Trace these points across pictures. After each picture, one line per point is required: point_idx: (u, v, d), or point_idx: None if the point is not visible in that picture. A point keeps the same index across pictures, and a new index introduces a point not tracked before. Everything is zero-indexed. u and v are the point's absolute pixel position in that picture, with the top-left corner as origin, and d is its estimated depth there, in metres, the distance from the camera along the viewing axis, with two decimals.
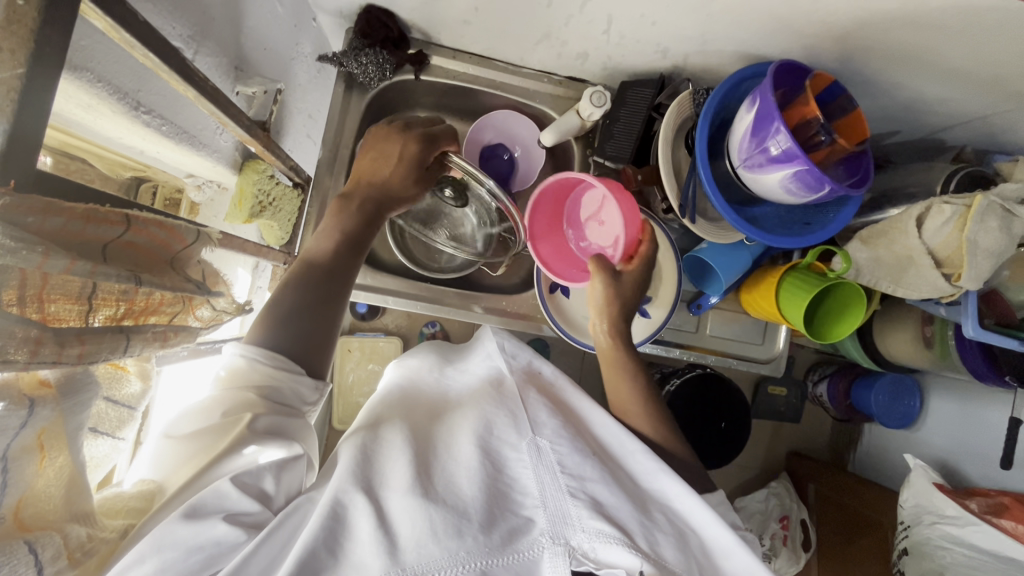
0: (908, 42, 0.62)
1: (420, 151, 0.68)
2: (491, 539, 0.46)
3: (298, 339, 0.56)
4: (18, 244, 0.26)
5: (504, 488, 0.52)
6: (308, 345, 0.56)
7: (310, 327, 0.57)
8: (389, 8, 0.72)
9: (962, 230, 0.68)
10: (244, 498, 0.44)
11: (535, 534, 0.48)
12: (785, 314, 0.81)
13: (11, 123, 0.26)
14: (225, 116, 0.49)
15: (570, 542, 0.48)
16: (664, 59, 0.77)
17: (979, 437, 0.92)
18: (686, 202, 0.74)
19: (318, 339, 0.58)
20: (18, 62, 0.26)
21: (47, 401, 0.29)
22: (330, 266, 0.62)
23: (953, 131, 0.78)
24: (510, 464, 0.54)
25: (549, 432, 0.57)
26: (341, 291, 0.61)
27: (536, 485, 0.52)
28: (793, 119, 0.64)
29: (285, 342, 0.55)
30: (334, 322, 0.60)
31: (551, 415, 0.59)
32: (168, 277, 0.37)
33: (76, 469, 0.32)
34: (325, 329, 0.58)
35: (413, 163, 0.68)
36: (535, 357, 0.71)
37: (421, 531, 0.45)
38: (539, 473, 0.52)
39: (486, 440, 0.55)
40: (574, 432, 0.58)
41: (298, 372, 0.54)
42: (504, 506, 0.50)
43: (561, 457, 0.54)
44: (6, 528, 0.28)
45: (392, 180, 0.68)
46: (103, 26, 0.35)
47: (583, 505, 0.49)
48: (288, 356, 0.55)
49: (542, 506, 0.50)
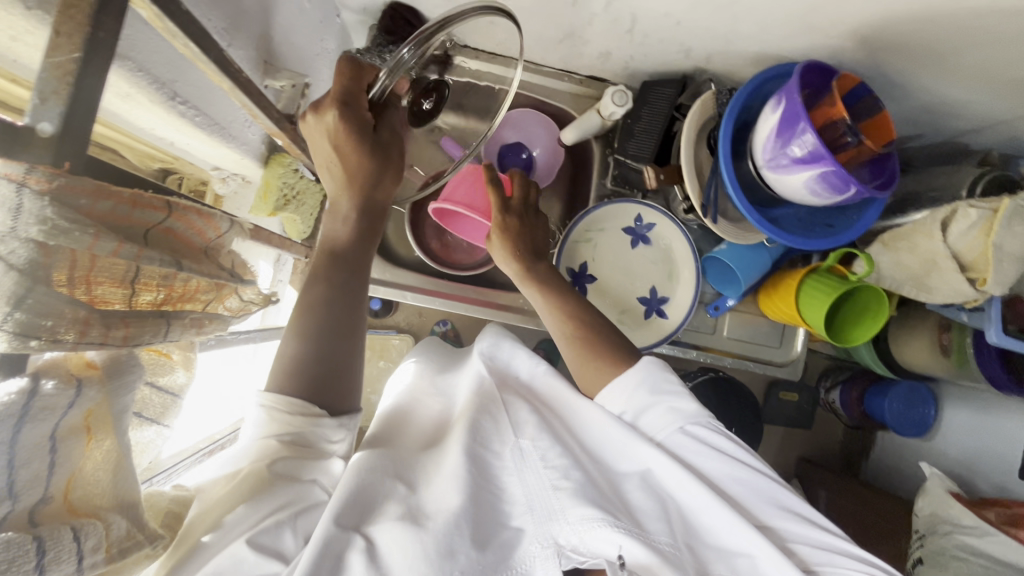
0: (937, 44, 0.61)
1: (352, 121, 0.53)
2: (483, 557, 0.47)
3: (317, 377, 0.53)
4: (71, 225, 0.26)
5: (494, 500, 0.54)
6: (329, 382, 0.54)
7: (329, 361, 0.54)
8: (412, 5, 0.73)
9: (988, 235, 0.66)
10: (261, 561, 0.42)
11: (525, 544, 0.50)
12: (804, 315, 0.80)
13: (66, 106, 0.27)
14: (257, 108, 0.50)
15: (558, 541, 0.50)
16: (687, 59, 0.77)
17: (997, 445, 0.90)
18: (708, 202, 0.73)
19: (340, 375, 0.55)
20: (75, 46, 0.26)
21: (92, 382, 0.30)
22: (348, 257, 0.60)
23: (977, 135, 0.77)
24: (498, 473, 0.56)
25: (530, 430, 0.59)
26: (359, 310, 0.59)
27: (522, 491, 0.54)
28: (818, 120, 0.64)
29: (314, 353, 0.54)
30: (355, 352, 0.57)
31: (530, 412, 0.62)
32: (204, 264, 0.37)
33: (121, 453, 0.33)
34: (345, 358, 0.55)
35: (355, 129, 0.53)
36: (518, 350, 0.71)
37: (412, 558, 0.45)
38: (523, 477, 0.55)
39: (474, 449, 0.57)
40: (555, 430, 0.60)
41: (320, 414, 0.51)
42: (494, 519, 0.52)
43: (543, 452, 0.56)
44: (56, 508, 0.29)
45: (353, 168, 0.57)
46: (148, 16, 0.35)
47: (565, 495, 0.52)
48: (310, 372, 0.53)
49: (530, 511, 0.52)
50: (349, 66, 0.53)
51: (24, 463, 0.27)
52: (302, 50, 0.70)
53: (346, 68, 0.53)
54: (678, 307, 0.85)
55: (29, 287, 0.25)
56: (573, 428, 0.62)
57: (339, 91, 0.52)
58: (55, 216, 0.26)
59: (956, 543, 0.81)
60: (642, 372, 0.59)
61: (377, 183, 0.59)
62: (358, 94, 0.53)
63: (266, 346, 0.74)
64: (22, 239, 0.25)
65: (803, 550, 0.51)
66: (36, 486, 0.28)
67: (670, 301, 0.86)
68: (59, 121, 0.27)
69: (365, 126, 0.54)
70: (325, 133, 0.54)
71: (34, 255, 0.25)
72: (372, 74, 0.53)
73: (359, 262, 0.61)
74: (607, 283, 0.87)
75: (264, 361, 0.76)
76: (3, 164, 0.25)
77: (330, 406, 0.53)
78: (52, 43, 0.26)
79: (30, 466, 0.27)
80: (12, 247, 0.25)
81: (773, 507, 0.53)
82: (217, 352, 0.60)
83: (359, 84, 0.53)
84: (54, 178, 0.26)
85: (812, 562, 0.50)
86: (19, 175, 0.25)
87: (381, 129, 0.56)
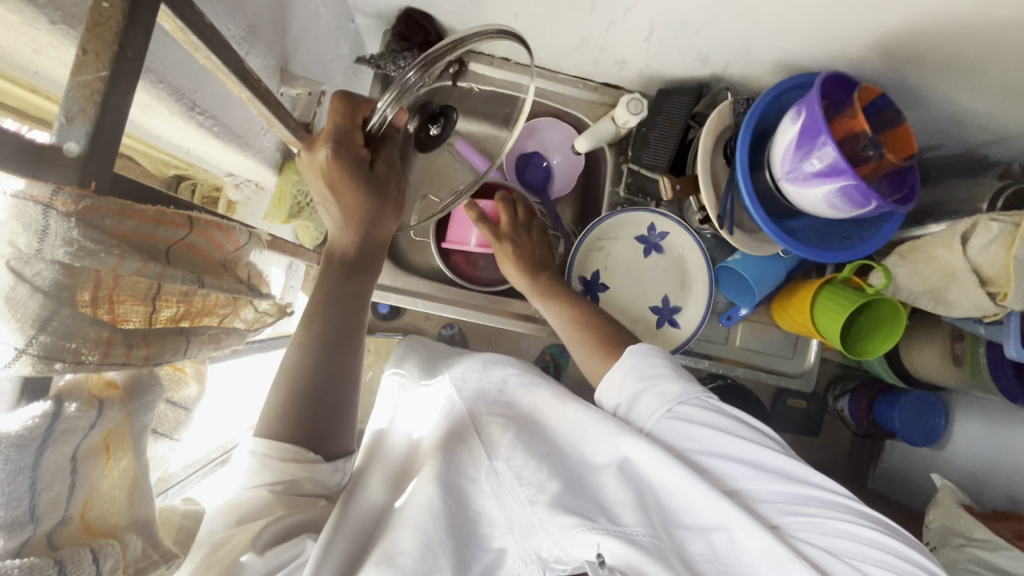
0: (961, 56, 0.60)
1: (346, 158, 0.53)
2: None
3: (313, 414, 0.53)
4: (97, 246, 0.26)
5: (472, 525, 0.53)
6: (326, 412, 0.54)
7: (332, 385, 0.55)
8: (428, 11, 0.72)
9: (1010, 249, 0.65)
10: None
11: (508, 563, 0.50)
12: (818, 327, 0.79)
13: (92, 126, 0.26)
14: (274, 117, 0.49)
15: (541, 554, 0.49)
16: (703, 67, 0.76)
17: (1011, 459, 0.89)
18: (724, 213, 0.72)
19: (332, 408, 0.55)
20: (102, 65, 0.26)
21: (114, 402, 0.29)
22: (353, 263, 0.60)
23: (998, 146, 0.76)
24: (473, 498, 0.56)
25: (504, 450, 0.60)
26: (356, 331, 0.59)
27: (500, 511, 0.54)
28: (839, 131, 0.63)
29: (314, 374, 0.54)
30: (353, 367, 0.58)
31: (504, 429, 0.62)
32: (224, 279, 0.37)
33: (140, 472, 0.32)
34: (347, 378, 0.57)
35: (349, 167, 0.53)
36: (487, 362, 0.71)
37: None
38: (501, 497, 0.55)
39: (448, 475, 0.56)
40: (529, 440, 0.61)
41: (315, 458, 0.52)
42: (473, 544, 0.51)
43: (517, 470, 0.57)
44: (74, 529, 0.29)
45: (348, 209, 0.56)
46: (171, 28, 0.35)
47: (542, 507, 0.52)
48: (311, 385, 0.54)
49: (510, 531, 0.52)
50: (337, 106, 0.54)
51: (46, 486, 0.26)
52: (317, 55, 0.70)
53: (336, 107, 0.54)
54: (691, 316, 0.84)
55: (55, 310, 0.25)
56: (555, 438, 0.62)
57: (333, 130, 0.53)
58: (80, 237, 0.25)
59: (969, 557, 0.80)
60: (628, 362, 0.63)
61: (376, 221, 0.59)
62: (352, 131, 0.53)
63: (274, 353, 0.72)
64: (47, 261, 0.25)
65: (765, 508, 0.53)
66: (57, 507, 0.27)
67: (682, 310, 0.85)
68: (86, 140, 0.26)
69: (359, 162, 0.53)
70: (318, 170, 0.54)
71: (59, 277, 0.25)
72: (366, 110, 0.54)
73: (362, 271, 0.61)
74: (620, 292, 0.86)
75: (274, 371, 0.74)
76: (30, 185, 0.24)
77: (324, 450, 0.54)
78: (80, 62, 0.26)
79: (51, 488, 0.27)
80: (38, 269, 0.24)
81: (743, 470, 0.54)
82: (228, 362, 0.59)
83: (351, 123, 0.54)
84: (80, 199, 0.26)
85: (775, 517, 0.52)
86: (46, 198, 0.24)
87: (377, 164, 0.55)
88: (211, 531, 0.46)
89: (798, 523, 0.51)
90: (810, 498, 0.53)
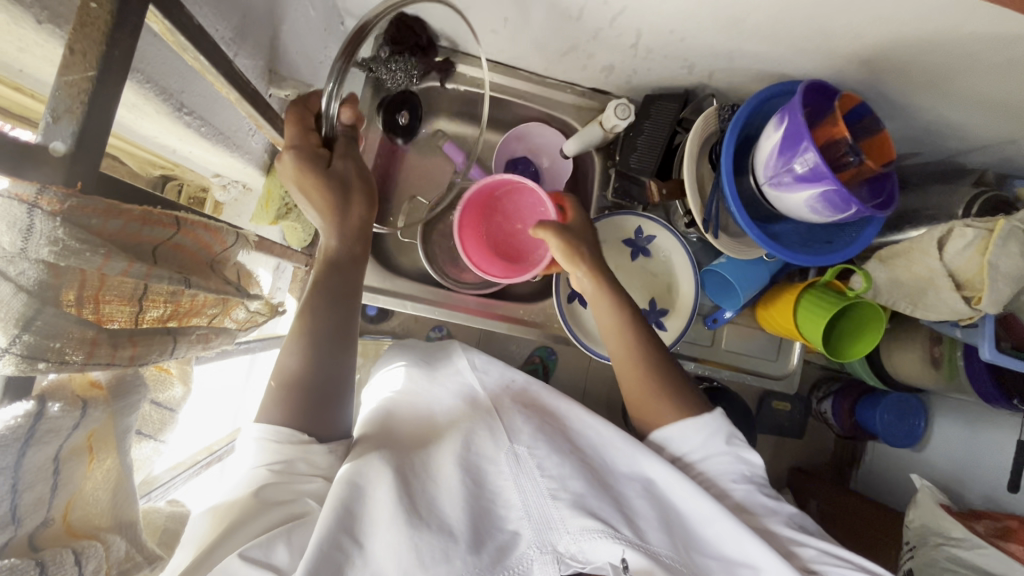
0: (936, 68, 0.62)
1: (303, 156, 0.53)
2: (480, 560, 0.48)
3: (312, 405, 0.53)
4: (82, 245, 0.26)
5: (488, 504, 0.54)
6: (318, 407, 0.53)
7: (325, 380, 0.54)
8: (418, 15, 0.73)
9: (984, 254, 0.67)
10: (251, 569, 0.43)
11: (522, 547, 0.50)
12: (801, 330, 0.81)
13: (78, 125, 0.26)
14: (262, 119, 0.49)
15: (557, 548, 0.50)
16: (690, 75, 0.78)
17: (987, 459, 0.91)
18: (709, 218, 0.73)
19: (330, 400, 0.54)
20: (89, 65, 0.26)
21: (98, 402, 0.29)
22: (348, 264, 0.59)
23: (973, 154, 0.79)
24: (490, 476, 0.56)
25: (525, 437, 0.59)
26: (351, 330, 0.58)
27: (518, 497, 0.54)
28: (821, 138, 0.64)
29: (304, 370, 0.53)
30: (346, 365, 0.56)
31: (525, 420, 0.61)
32: (211, 279, 0.36)
33: (123, 472, 0.32)
34: (343, 375, 0.56)
35: (307, 167, 0.54)
36: (507, 370, 0.70)
37: (408, 564, 0.46)
38: (520, 481, 0.55)
39: (467, 458, 0.57)
40: (548, 435, 0.60)
41: (308, 441, 0.51)
42: (489, 523, 0.52)
43: (540, 460, 0.56)
44: (56, 530, 0.29)
45: (319, 204, 0.56)
46: (159, 29, 0.35)
47: (565, 506, 0.52)
48: (306, 386, 0.53)
49: (527, 517, 0.52)
50: (291, 113, 0.55)
51: (28, 487, 0.26)
52: (306, 56, 0.70)
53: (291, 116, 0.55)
54: (676, 320, 0.85)
55: (38, 309, 0.25)
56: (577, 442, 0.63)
57: (289, 138, 0.54)
58: (66, 236, 0.25)
59: (946, 555, 0.82)
60: (714, 423, 0.59)
61: (347, 207, 0.57)
62: (306, 134, 0.55)
63: (261, 357, 0.72)
64: (32, 259, 0.25)
65: (807, 551, 0.53)
66: (39, 509, 0.27)
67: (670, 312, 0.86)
68: (72, 139, 0.26)
69: (317, 158, 0.54)
70: (289, 178, 0.55)
71: (43, 276, 0.25)
72: (317, 107, 0.57)
73: (355, 264, 0.60)
74: None
75: (262, 376, 0.74)
76: (14, 184, 0.24)
77: (317, 432, 0.53)
78: (66, 62, 0.26)
79: (34, 489, 0.26)
80: (22, 267, 0.25)
81: (779, 518, 0.56)
82: (214, 364, 0.58)
83: (304, 127, 0.55)
84: (66, 199, 0.25)
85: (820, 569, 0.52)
86: (31, 196, 0.24)
87: (334, 162, 0.56)
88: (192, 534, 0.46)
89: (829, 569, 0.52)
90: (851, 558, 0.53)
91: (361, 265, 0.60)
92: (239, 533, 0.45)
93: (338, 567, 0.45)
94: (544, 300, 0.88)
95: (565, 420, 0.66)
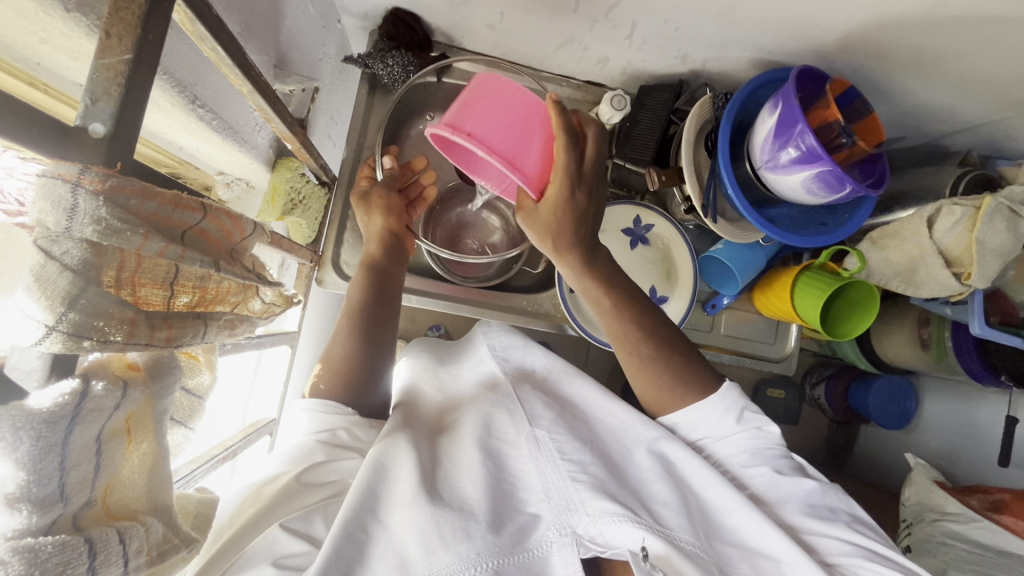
0: (921, 51, 0.65)
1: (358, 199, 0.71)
2: (501, 539, 0.48)
3: (358, 379, 0.61)
4: (123, 225, 0.26)
5: (508, 487, 0.54)
6: (360, 384, 0.61)
7: (373, 359, 0.62)
8: (414, 11, 0.74)
9: (972, 230, 0.70)
10: (292, 540, 0.46)
11: (541, 529, 0.50)
12: (798, 312, 0.82)
13: (117, 107, 0.27)
14: (272, 111, 0.50)
15: (577, 530, 0.50)
16: (683, 65, 0.79)
17: (979, 433, 0.94)
18: (708, 203, 0.75)
19: (370, 370, 0.62)
20: (124, 49, 0.27)
21: (137, 383, 0.29)
22: (385, 267, 0.69)
23: (957, 137, 0.81)
24: (511, 462, 0.57)
25: (546, 423, 0.59)
26: (391, 327, 0.66)
27: (538, 479, 0.55)
28: (814, 122, 0.66)
29: (351, 353, 0.61)
30: (384, 358, 0.64)
31: (546, 407, 0.62)
32: (235, 265, 0.37)
33: (159, 455, 0.32)
34: (381, 359, 0.63)
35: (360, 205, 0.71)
36: (523, 353, 0.71)
37: (429, 539, 0.47)
38: (540, 465, 0.55)
39: (486, 440, 0.58)
40: (569, 424, 0.61)
41: (353, 414, 0.57)
42: (510, 505, 0.53)
43: (560, 444, 0.57)
44: (98, 513, 0.29)
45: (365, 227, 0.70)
46: (180, 19, 0.35)
47: (584, 488, 0.52)
48: (354, 364, 0.61)
49: (546, 500, 0.53)
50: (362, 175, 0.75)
51: (74, 466, 0.26)
52: (307, 53, 0.71)
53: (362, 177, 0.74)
54: (676, 308, 0.86)
55: (82, 288, 0.25)
56: (598, 431, 0.63)
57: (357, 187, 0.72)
58: (108, 215, 0.26)
59: (943, 530, 0.83)
60: (726, 399, 0.60)
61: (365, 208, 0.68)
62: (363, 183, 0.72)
63: (269, 355, 0.73)
64: (75, 239, 0.25)
65: (823, 541, 0.54)
66: (83, 489, 0.27)
67: (669, 298, 0.87)
68: (111, 121, 0.26)
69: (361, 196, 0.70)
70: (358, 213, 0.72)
71: (87, 256, 0.26)
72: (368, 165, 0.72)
73: (393, 269, 0.69)
74: None
75: (267, 373, 0.73)
76: (56, 165, 0.24)
77: (360, 406, 0.60)
78: (103, 46, 0.26)
79: (78, 469, 0.27)
80: (66, 247, 0.25)
81: (794, 506, 0.57)
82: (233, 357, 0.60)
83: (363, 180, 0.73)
84: (106, 178, 0.26)
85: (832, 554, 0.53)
86: (74, 176, 0.25)
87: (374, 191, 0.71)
88: (233, 511, 0.50)
89: (847, 561, 0.52)
90: (872, 549, 0.53)
91: (405, 266, 0.70)
92: (284, 505, 0.49)
93: (364, 546, 0.46)
94: (546, 291, 0.89)
95: (584, 407, 0.67)
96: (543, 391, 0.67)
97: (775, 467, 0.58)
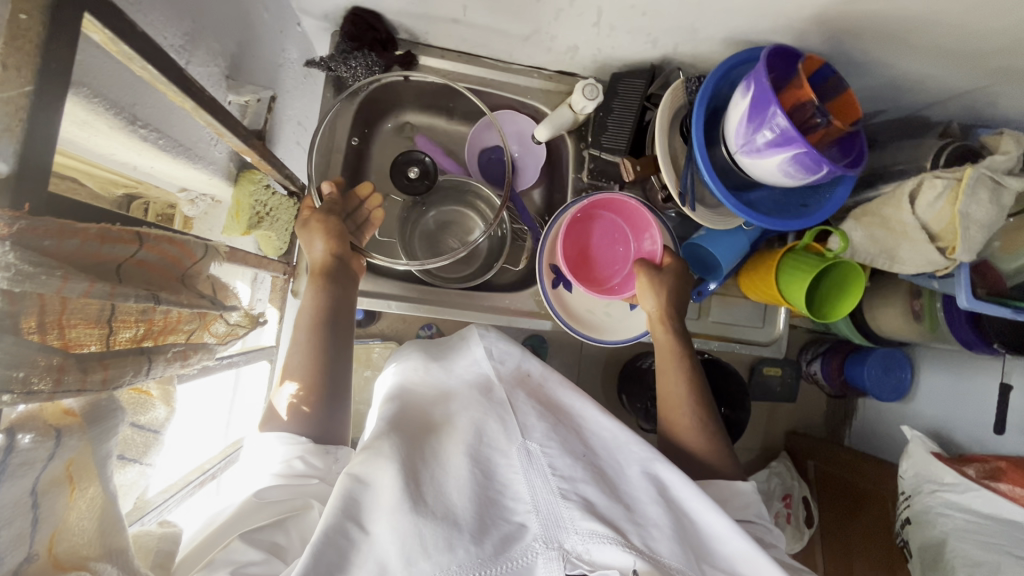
0: (893, 23, 0.63)
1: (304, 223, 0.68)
2: (483, 549, 0.47)
3: (321, 397, 0.59)
4: (36, 268, 0.25)
5: (495, 496, 0.53)
6: (327, 402, 0.59)
7: (336, 375, 0.61)
8: (375, 9, 0.72)
9: (954, 204, 0.68)
10: (249, 549, 0.45)
11: (529, 539, 0.49)
12: (784, 295, 0.81)
13: (21, 144, 0.25)
14: (223, 126, 0.48)
15: (564, 546, 0.49)
16: (654, 49, 0.77)
17: (973, 404, 0.93)
18: (685, 190, 0.73)
19: (331, 383, 0.60)
20: (25, 80, 0.25)
21: (73, 430, 0.28)
22: (341, 277, 0.67)
23: (939, 106, 0.79)
24: (501, 470, 0.56)
25: (538, 434, 0.59)
26: (350, 339, 0.64)
27: (527, 490, 0.53)
28: (788, 102, 0.64)
29: (310, 370, 0.59)
30: (346, 366, 0.62)
31: (540, 417, 0.62)
32: (183, 294, 0.35)
33: (107, 499, 0.31)
34: (342, 373, 0.61)
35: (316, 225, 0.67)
36: (523, 358, 0.71)
37: (410, 546, 0.46)
38: (529, 477, 0.54)
39: (476, 448, 0.57)
40: (563, 434, 0.60)
41: (307, 442, 0.55)
42: (496, 514, 0.51)
43: (552, 459, 0.56)
44: (42, 564, 0.28)
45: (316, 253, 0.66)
46: (100, 40, 0.33)
47: (575, 507, 0.51)
48: (313, 382, 0.59)
49: (534, 511, 0.51)
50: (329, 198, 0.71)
51: (5, 523, 0.25)
52: (263, 60, 0.69)
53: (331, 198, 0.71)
54: None
55: None
56: (593, 444, 0.63)
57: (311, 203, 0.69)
58: (17, 261, 0.24)
59: (941, 501, 0.82)
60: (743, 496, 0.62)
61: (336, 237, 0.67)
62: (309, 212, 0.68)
63: (246, 372, 0.72)
64: None
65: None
66: (20, 545, 0.26)
67: None
68: (14, 159, 0.25)
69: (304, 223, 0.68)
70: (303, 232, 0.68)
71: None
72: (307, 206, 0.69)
73: (346, 282, 0.67)
74: None
75: (246, 389, 0.72)
76: None
77: (313, 429, 0.57)
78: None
79: (12, 525, 0.26)
80: None
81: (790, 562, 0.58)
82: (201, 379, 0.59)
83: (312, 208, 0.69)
84: (14, 222, 0.25)
85: None
86: None
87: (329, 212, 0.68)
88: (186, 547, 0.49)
89: None
90: None
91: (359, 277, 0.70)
92: (241, 522, 0.49)
93: (342, 558, 0.45)
94: (530, 287, 0.88)
95: (580, 416, 0.67)
96: (538, 398, 0.67)
97: (769, 543, 0.60)
